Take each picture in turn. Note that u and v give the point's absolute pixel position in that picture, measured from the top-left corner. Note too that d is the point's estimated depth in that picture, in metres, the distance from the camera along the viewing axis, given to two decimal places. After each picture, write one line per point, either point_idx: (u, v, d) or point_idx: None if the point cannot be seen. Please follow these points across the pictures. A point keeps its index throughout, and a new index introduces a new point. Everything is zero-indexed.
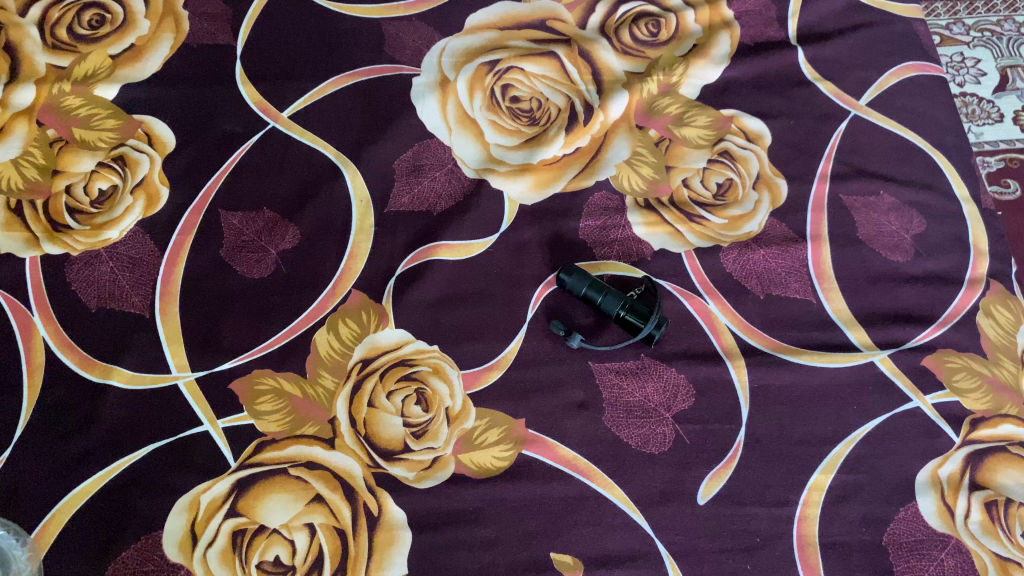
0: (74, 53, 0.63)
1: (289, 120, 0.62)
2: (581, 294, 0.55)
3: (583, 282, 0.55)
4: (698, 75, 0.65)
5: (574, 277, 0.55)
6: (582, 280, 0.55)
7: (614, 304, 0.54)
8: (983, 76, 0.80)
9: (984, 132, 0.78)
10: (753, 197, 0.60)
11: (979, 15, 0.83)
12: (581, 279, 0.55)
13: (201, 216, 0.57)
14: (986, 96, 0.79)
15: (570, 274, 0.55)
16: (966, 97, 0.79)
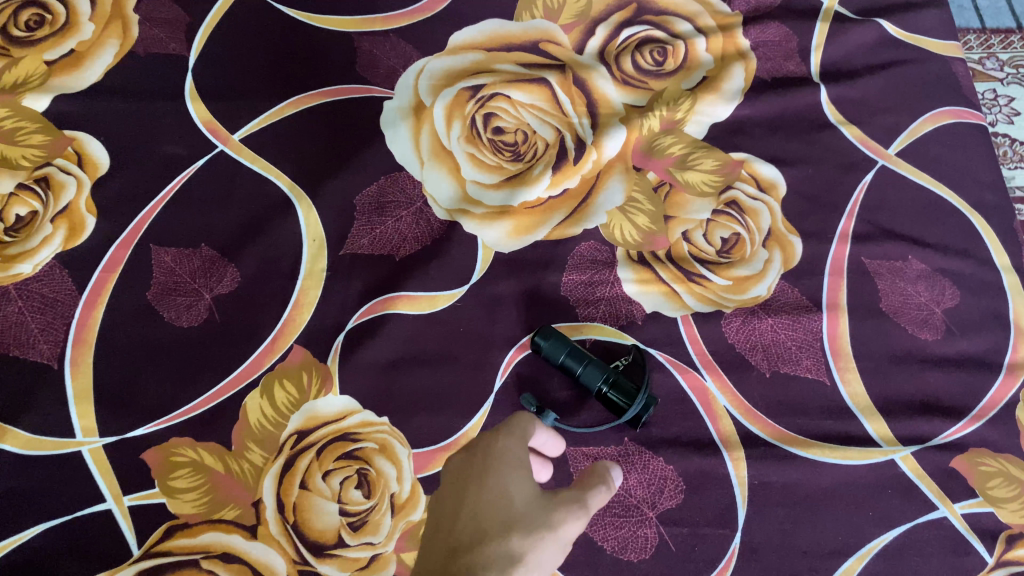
0: (5, 58, 0.55)
1: (240, 144, 0.54)
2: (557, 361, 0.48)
3: (559, 348, 0.47)
4: (706, 112, 0.57)
5: (549, 341, 0.47)
6: (558, 345, 0.47)
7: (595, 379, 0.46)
8: (1016, 115, 0.72)
9: (1016, 176, 0.70)
10: (763, 255, 0.53)
11: (1014, 49, 0.75)
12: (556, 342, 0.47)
13: (129, 251, 0.50)
14: (1019, 137, 0.72)
15: (544, 336, 0.47)
16: (996, 137, 0.72)
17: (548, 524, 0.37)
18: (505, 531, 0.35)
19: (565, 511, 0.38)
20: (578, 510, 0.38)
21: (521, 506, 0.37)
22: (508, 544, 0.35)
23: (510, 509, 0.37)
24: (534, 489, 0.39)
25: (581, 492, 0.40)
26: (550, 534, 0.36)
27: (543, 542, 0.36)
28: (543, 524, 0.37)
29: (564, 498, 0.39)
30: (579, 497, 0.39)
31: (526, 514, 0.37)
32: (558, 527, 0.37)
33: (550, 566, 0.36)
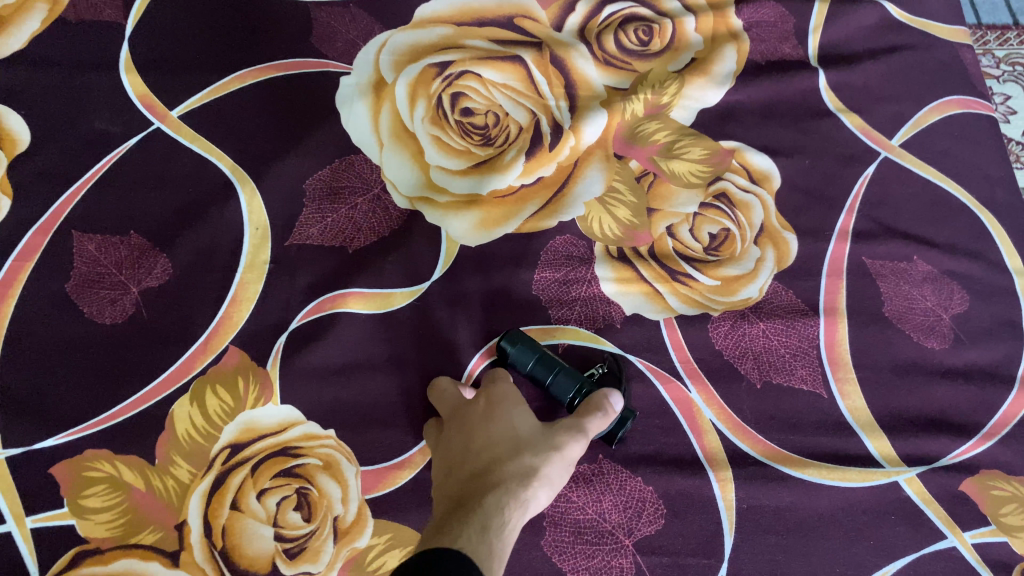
0: None
1: (178, 121, 0.49)
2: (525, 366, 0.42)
3: (528, 353, 0.42)
4: (695, 96, 0.52)
5: (517, 345, 0.42)
6: (527, 350, 0.42)
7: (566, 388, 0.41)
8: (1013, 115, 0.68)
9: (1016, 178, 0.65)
10: (754, 254, 0.48)
11: (1010, 47, 0.70)
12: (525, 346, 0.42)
13: (47, 238, 0.45)
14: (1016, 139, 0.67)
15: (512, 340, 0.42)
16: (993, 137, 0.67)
17: (556, 445, 0.37)
18: (519, 455, 0.36)
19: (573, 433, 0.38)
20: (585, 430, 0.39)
21: (526, 435, 0.37)
22: (524, 465, 0.36)
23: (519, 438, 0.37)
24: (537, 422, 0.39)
25: (586, 409, 0.40)
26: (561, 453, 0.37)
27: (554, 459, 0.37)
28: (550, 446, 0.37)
29: (568, 421, 0.39)
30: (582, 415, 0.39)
31: (534, 441, 0.37)
32: (566, 448, 0.37)
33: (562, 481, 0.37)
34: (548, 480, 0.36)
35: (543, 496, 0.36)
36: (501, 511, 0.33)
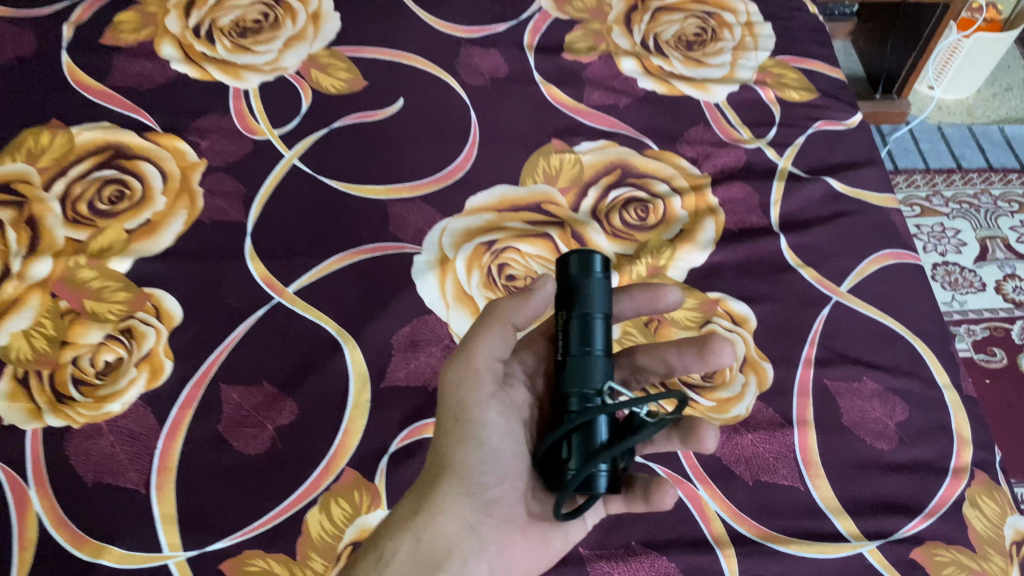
0: (92, 228, 0.67)
1: (294, 295, 0.64)
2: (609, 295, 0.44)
3: (574, 288, 0.43)
4: (685, 259, 0.68)
5: (597, 268, 0.44)
6: (590, 282, 0.43)
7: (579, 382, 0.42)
8: (966, 247, 1.15)
9: (970, 293, 1.12)
10: (740, 379, 0.62)
11: (953, 190, 1.22)
12: (604, 282, 0.44)
13: (201, 390, 0.59)
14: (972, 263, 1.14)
15: (594, 258, 0.44)
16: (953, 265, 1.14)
17: (460, 410, 0.46)
18: (441, 443, 0.47)
19: (474, 362, 0.46)
20: (501, 333, 0.46)
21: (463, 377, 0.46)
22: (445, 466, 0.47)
23: (445, 406, 0.46)
24: (495, 355, 0.47)
25: (487, 321, 0.46)
26: (484, 391, 0.46)
27: (485, 406, 0.46)
28: (458, 416, 0.46)
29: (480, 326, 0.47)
30: (476, 343, 0.46)
31: (451, 399, 0.46)
32: (489, 382, 0.47)
33: (488, 441, 0.46)
34: (464, 447, 0.46)
35: (478, 462, 0.46)
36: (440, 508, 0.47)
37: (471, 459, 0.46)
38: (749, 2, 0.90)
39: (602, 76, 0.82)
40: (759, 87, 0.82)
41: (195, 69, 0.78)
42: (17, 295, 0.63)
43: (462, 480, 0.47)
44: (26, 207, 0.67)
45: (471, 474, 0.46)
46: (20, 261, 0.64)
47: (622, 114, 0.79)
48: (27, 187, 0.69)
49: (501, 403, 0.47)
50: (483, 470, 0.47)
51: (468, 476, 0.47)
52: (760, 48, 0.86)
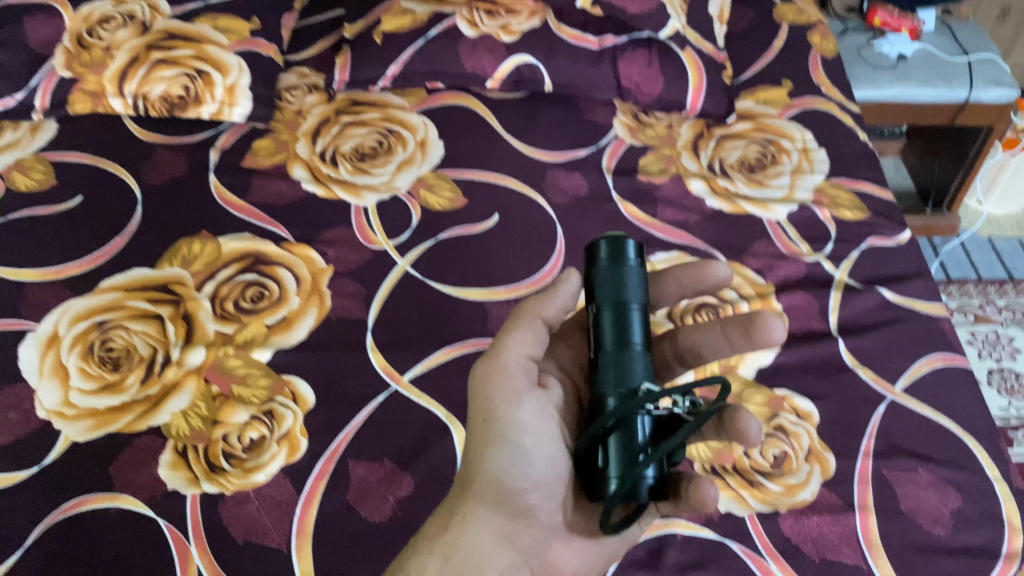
0: (237, 322, 0.78)
1: (409, 382, 0.75)
2: (639, 280, 0.53)
3: (610, 278, 0.52)
4: (753, 358, 0.77)
5: (629, 255, 0.53)
6: (624, 269, 0.52)
7: (616, 373, 0.50)
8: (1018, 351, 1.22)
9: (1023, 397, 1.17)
10: (805, 468, 0.69)
11: (1007, 298, 1.30)
12: (636, 268, 0.52)
13: (332, 464, 0.69)
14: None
15: (625, 246, 0.53)
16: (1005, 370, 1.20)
17: (488, 412, 0.54)
18: (473, 444, 0.54)
19: (499, 362, 0.55)
20: (524, 330, 0.56)
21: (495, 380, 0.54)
22: (477, 467, 0.53)
23: (475, 407, 0.54)
24: (521, 355, 0.56)
25: (517, 321, 0.57)
26: (512, 390, 0.54)
27: (513, 404, 0.54)
28: (486, 414, 0.54)
29: (510, 328, 0.57)
30: (504, 344, 0.55)
31: (480, 399, 0.54)
32: (519, 383, 0.55)
33: (518, 441, 0.53)
34: (494, 448, 0.53)
35: (507, 460, 0.53)
36: (472, 509, 0.53)
37: (501, 457, 0.53)
38: (805, 131, 1.01)
39: (674, 195, 0.93)
40: (816, 206, 0.92)
41: (322, 187, 0.92)
42: (177, 379, 0.73)
43: (493, 481, 0.53)
44: (182, 304, 0.79)
45: (500, 473, 0.53)
46: (178, 350, 0.75)
47: (692, 229, 0.89)
48: (182, 286, 0.80)
49: (533, 403, 0.55)
50: (512, 469, 0.53)
51: (498, 476, 0.53)
52: (816, 171, 0.96)
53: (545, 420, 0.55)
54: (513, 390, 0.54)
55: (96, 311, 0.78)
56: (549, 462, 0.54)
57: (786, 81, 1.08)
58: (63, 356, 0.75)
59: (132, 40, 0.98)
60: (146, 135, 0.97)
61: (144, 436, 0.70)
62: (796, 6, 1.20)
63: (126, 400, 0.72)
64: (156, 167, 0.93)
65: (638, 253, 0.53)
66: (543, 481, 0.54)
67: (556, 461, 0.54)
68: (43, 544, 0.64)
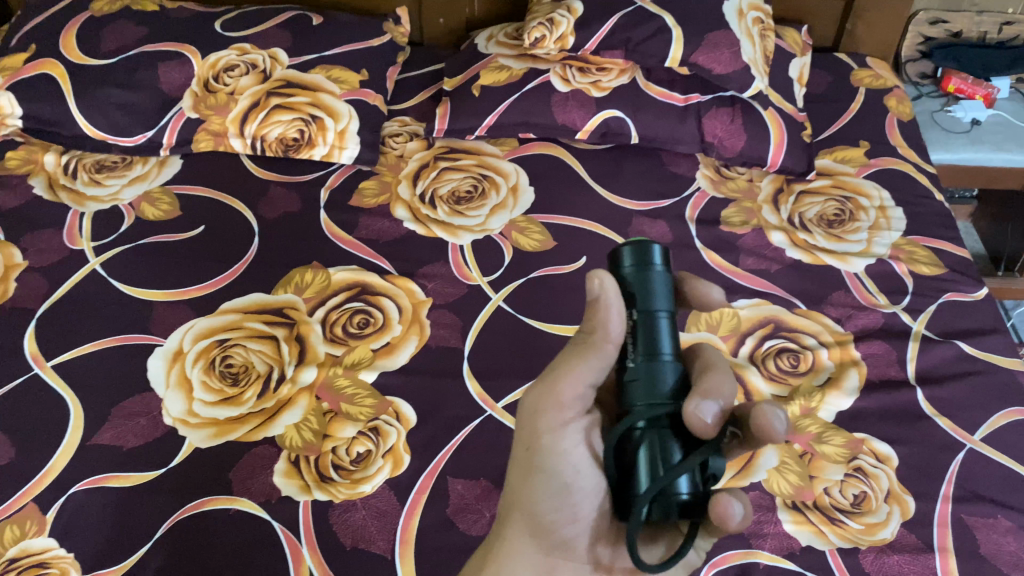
0: (345, 345, 0.84)
1: (503, 408, 0.79)
2: (661, 287, 0.50)
3: (635, 284, 0.49)
4: (833, 402, 0.80)
5: (654, 259, 0.50)
6: (648, 273, 0.50)
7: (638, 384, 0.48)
8: None
9: None
10: (885, 508, 0.72)
11: None
12: (662, 273, 0.50)
13: (433, 480, 0.73)
14: None
15: (650, 251, 0.50)
16: None
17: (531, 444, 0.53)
18: (517, 470, 0.55)
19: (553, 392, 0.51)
20: (584, 363, 0.50)
21: (541, 408, 0.52)
22: (520, 495, 0.55)
23: (522, 433, 0.54)
24: (581, 385, 0.51)
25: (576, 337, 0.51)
26: (559, 420, 0.52)
27: (557, 435, 0.53)
28: (530, 444, 0.53)
29: (573, 351, 0.51)
30: (563, 371, 0.51)
31: (526, 427, 0.53)
32: (568, 413, 0.52)
33: (558, 475, 0.53)
34: (534, 480, 0.54)
35: (546, 493, 0.54)
36: (512, 540, 0.55)
37: (540, 492, 0.54)
38: (883, 189, 1.05)
39: (755, 245, 0.97)
40: (893, 260, 0.95)
41: (422, 226, 0.99)
42: (291, 395, 0.79)
43: (531, 512, 0.54)
44: (295, 327, 0.85)
45: (539, 505, 0.54)
46: (292, 368, 0.81)
47: (773, 277, 0.93)
48: (295, 311, 0.87)
49: (578, 432, 0.53)
50: (550, 502, 0.54)
51: (536, 509, 0.54)
52: (893, 228, 1.00)
53: (592, 450, 0.54)
54: (559, 420, 0.52)
55: (217, 330, 0.85)
56: (591, 493, 0.54)
57: (863, 142, 1.12)
58: (187, 369, 0.81)
59: (253, 86, 1.07)
60: (262, 172, 1.06)
61: (260, 446, 0.75)
62: (873, 71, 1.25)
63: (244, 412, 0.78)
64: (271, 203, 1.01)
65: (663, 258, 0.51)
66: (584, 512, 0.54)
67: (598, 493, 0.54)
68: (168, 540, 0.69)
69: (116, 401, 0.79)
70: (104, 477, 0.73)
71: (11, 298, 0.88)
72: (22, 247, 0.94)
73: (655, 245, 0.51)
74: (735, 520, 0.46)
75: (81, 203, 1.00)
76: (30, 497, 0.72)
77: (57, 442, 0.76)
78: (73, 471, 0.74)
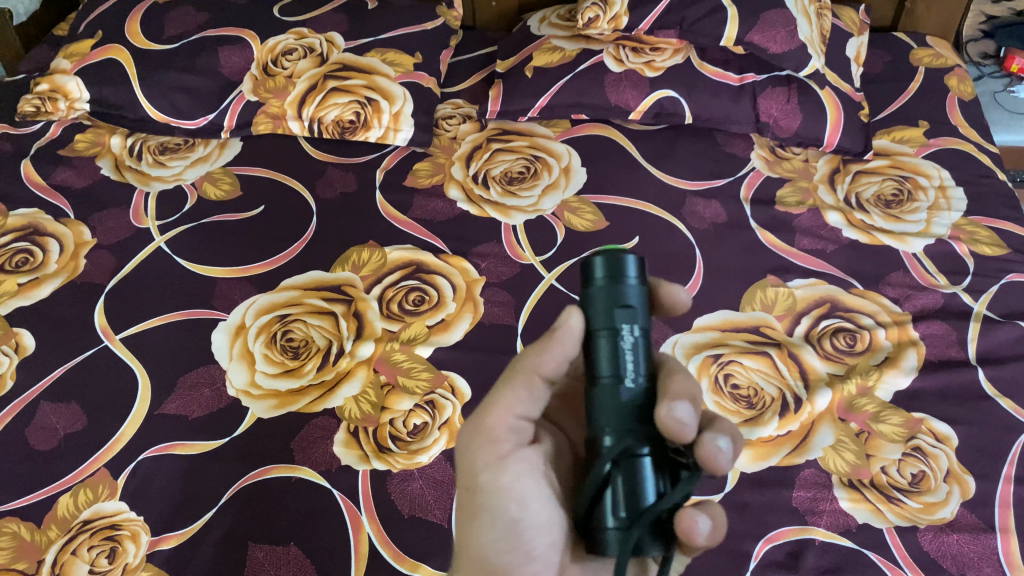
0: (401, 322, 0.86)
1: None
2: (641, 295, 0.47)
3: (614, 303, 0.47)
4: (891, 382, 0.79)
5: (629, 273, 0.47)
6: (626, 289, 0.47)
7: (615, 412, 0.46)
8: None
9: None
10: (944, 488, 0.71)
11: None
12: (638, 287, 0.47)
13: None
14: None
15: (625, 262, 0.47)
16: None
17: (469, 482, 0.52)
18: (463, 511, 0.53)
19: (483, 429, 0.51)
20: (512, 389, 0.52)
21: (475, 444, 0.51)
22: (466, 539, 0.53)
23: (461, 473, 0.53)
24: (511, 416, 0.52)
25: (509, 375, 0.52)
26: (495, 454, 0.51)
27: (496, 471, 0.51)
28: (470, 482, 0.52)
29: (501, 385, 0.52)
30: (491, 406, 0.52)
31: (465, 465, 0.52)
32: (504, 446, 0.52)
33: (503, 509, 0.51)
34: (479, 521, 0.52)
35: (494, 531, 0.52)
36: None
37: (487, 531, 0.52)
38: (942, 169, 1.03)
39: (811, 226, 0.96)
40: (954, 241, 0.94)
41: (475, 207, 1.00)
42: (349, 368, 0.81)
43: (481, 557, 0.52)
44: (353, 303, 0.87)
45: (488, 546, 0.52)
46: (350, 343, 0.83)
47: (829, 257, 0.92)
48: (353, 288, 0.89)
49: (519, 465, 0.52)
50: (499, 542, 0.52)
51: (486, 548, 0.52)
52: (953, 208, 0.98)
53: (535, 483, 0.52)
54: (495, 455, 0.51)
55: (279, 305, 0.87)
56: (543, 526, 0.52)
57: (922, 122, 1.10)
58: (249, 343, 0.83)
59: (310, 69, 1.09)
60: (319, 154, 1.08)
61: (319, 417, 0.77)
62: (933, 50, 1.22)
63: (305, 384, 0.80)
64: (329, 183, 1.03)
65: (638, 270, 0.47)
66: (540, 548, 0.52)
67: (549, 528, 0.53)
68: (232, 506, 0.71)
69: (182, 373, 0.81)
70: (171, 445, 0.76)
71: (81, 274, 0.92)
72: (91, 225, 0.97)
73: (629, 256, 0.47)
74: (702, 535, 0.47)
75: (146, 183, 1.03)
76: (102, 463, 0.75)
77: (127, 411, 0.78)
78: (142, 439, 0.76)
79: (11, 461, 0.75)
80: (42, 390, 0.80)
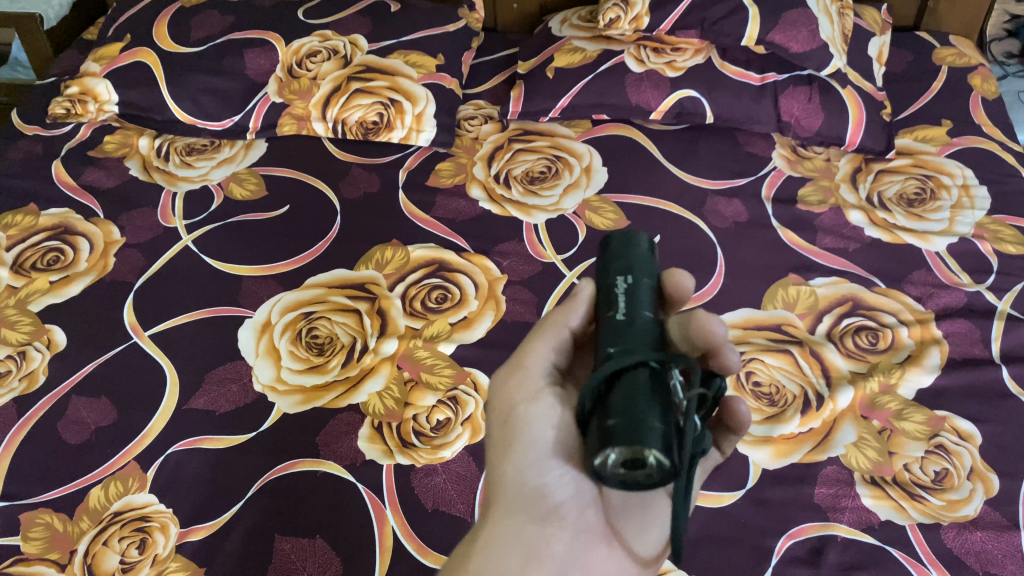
0: (424, 319, 0.86)
1: None
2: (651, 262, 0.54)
3: (618, 256, 0.53)
4: (914, 379, 0.79)
5: (640, 242, 0.54)
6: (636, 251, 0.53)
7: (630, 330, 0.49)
8: None
9: None
10: (968, 485, 0.71)
11: None
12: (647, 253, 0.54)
13: None
14: None
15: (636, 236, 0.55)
16: None
17: (505, 414, 0.56)
18: (498, 447, 0.56)
19: (521, 368, 0.57)
20: (544, 338, 0.57)
21: (512, 384, 0.56)
22: (502, 472, 0.55)
23: (499, 413, 0.57)
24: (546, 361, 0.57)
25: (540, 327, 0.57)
26: (531, 389, 0.56)
27: (532, 400, 0.55)
28: (507, 415, 0.56)
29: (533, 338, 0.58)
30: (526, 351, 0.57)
31: (504, 403, 0.56)
32: (538, 382, 0.56)
33: (536, 435, 0.54)
34: (513, 450, 0.55)
35: (527, 459, 0.54)
36: (496, 521, 0.53)
37: (519, 458, 0.54)
38: (966, 168, 1.02)
39: (833, 225, 0.96)
40: (977, 240, 0.93)
41: (497, 206, 1.00)
42: (373, 365, 0.82)
43: (517, 484, 0.54)
44: (377, 301, 0.88)
45: (522, 473, 0.54)
46: (374, 340, 0.84)
47: (852, 256, 0.92)
48: (377, 285, 0.90)
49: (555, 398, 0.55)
50: (535, 466, 0.54)
51: (519, 477, 0.54)
52: (976, 207, 0.98)
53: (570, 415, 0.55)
54: (529, 389, 0.56)
55: (304, 303, 0.88)
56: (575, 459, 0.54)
57: (945, 121, 1.10)
58: (275, 339, 0.84)
59: (334, 71, 1.11)
60: (342, 154, 1.09)
61: (344, 412, 0.78)
62: (956, 49, 1.22)
63: (330, 380, 0.81)
64: (353, 183, 1.04)
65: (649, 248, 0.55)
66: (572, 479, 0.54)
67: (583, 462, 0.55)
68: (259, 499, 0.72)
69: (210, 369, 0.83)
70: (199, 440, 0.77)
71: (110, 272, 0.93)
72: (120, 225, 0.99)
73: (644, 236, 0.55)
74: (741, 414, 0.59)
75: (173, 183, 1.05)
76: (132, 456, 0.76)
77: (155, 406, 0.80)
78: (170, 434, 0.77)
79: (43, 454, 0.77)
80: (73, 384, 0.82)
